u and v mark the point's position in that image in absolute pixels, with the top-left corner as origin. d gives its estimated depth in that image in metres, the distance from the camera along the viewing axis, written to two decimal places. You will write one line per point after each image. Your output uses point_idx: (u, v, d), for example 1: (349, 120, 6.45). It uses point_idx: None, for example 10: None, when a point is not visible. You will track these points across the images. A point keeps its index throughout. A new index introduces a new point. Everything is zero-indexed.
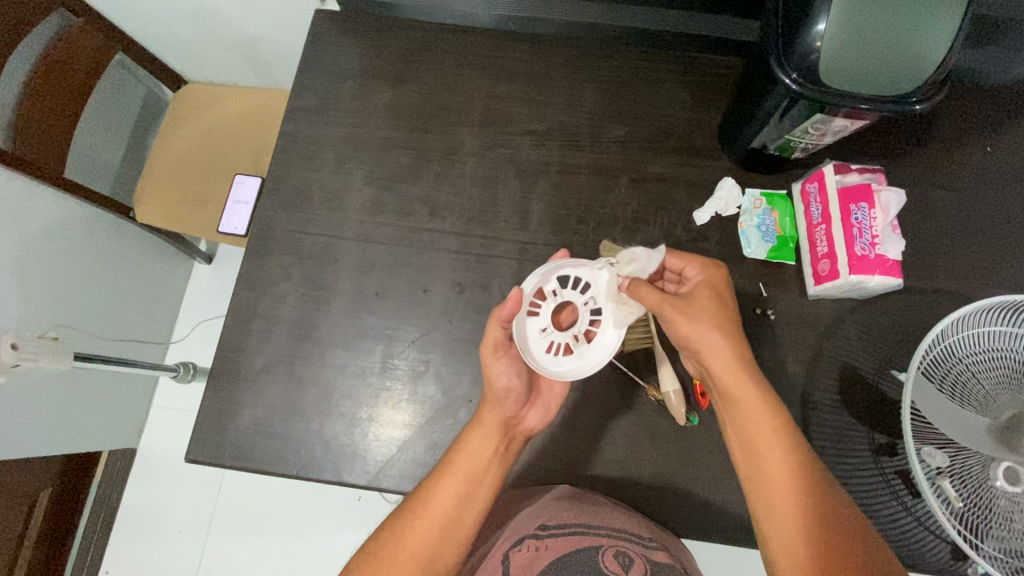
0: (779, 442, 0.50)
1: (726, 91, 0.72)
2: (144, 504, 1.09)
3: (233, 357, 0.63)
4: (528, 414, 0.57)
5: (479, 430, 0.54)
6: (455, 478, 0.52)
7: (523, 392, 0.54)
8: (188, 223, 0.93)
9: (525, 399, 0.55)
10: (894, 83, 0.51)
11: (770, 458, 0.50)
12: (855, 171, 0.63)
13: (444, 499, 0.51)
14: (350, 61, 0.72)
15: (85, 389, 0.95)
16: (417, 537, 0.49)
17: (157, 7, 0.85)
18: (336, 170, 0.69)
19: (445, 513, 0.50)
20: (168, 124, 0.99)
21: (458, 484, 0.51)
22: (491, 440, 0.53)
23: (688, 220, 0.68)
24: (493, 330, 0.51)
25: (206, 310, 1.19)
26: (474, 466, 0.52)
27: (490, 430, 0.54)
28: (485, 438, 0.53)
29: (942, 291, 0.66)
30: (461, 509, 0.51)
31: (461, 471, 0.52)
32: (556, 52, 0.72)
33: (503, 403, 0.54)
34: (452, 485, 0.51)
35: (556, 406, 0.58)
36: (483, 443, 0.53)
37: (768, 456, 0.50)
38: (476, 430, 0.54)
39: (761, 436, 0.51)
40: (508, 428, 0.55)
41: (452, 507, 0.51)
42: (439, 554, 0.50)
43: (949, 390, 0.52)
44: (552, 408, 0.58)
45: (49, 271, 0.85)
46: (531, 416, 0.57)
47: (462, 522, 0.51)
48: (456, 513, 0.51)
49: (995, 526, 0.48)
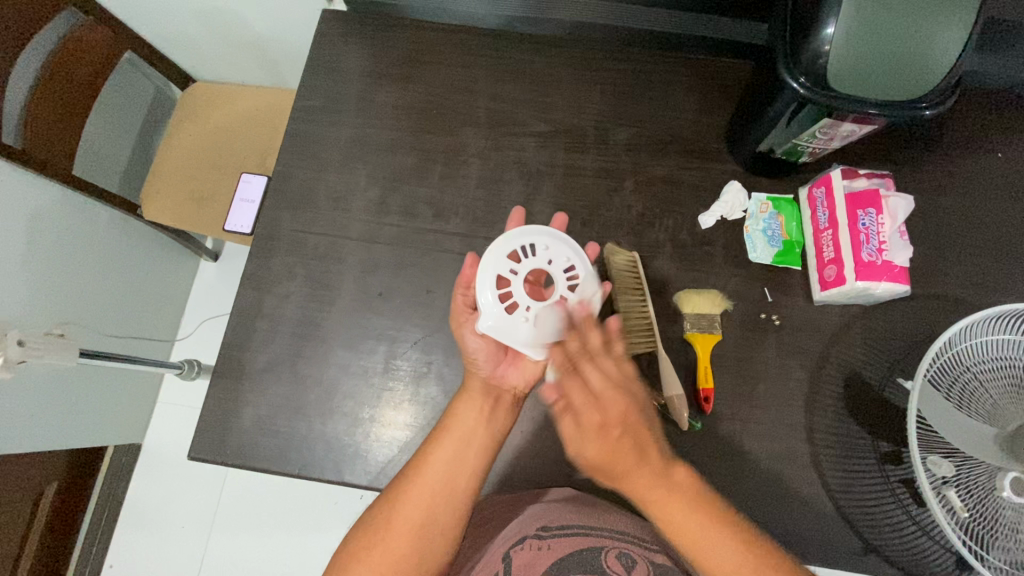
0: (707, 527, 0.43)
1: (733, 92, 0.71)
2: (149, 498, 1.11)
3: (237, 356, 0.64)
4: (506, 373, 0.57)
5: (468, 394, 0.55)
6: (447, 441, 0.52)
7: (495, 351, 0.56)
8: (196, 221, 0.94)
9: (499, 357, 0.57)
10: (899, 88, 0.50)
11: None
12: (862, 176, 0.62)
13: (439, 463, 0.51)
14: (357, 61, 0.72)
15: (94, 385, 0.97)
16: (410, 509, 0.49)
17: (170, 9, 0.86)
18: (342, 171, 0.69)
19: (440, 478, 0.50)
20: (177, 122, 1.00)
21: (453, 446, 0.52)
22: (478, 403, 0.55)
23: (693, 223, 0.67)
24: (457, 296, 0.57)
25: (214, 307, 1.20)
26: (465, 430, 0.53)
27: (475, 395, 0.55)
28: (472, 401, 0.54)
29: (951, 298, 0.65)
30: (455, 470, 0.51)
31: (452, 434, 0.52)
32: (561, 53, 0.72)
33: (478, 364, 0.57)
34: (445, 449, 0.52)
35: (538, 365, 0.57)
36: (470, 407, 0.54)
37: (710, 541, 0.43)
38: (464, 395, 0.55)
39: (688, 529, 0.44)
40: (492, 391, 0.56)
41: (446, 468, 0.51)
42: (433, 520, 0.49)
43: (957, 399, 0.52)
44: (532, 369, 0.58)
45: (57, 270, 0.87)
46: (511, 373, 0.58)
47: (456, 486, 0.51)
48: (450, 474, 0.51)
49: (1000, 537, 0.47)
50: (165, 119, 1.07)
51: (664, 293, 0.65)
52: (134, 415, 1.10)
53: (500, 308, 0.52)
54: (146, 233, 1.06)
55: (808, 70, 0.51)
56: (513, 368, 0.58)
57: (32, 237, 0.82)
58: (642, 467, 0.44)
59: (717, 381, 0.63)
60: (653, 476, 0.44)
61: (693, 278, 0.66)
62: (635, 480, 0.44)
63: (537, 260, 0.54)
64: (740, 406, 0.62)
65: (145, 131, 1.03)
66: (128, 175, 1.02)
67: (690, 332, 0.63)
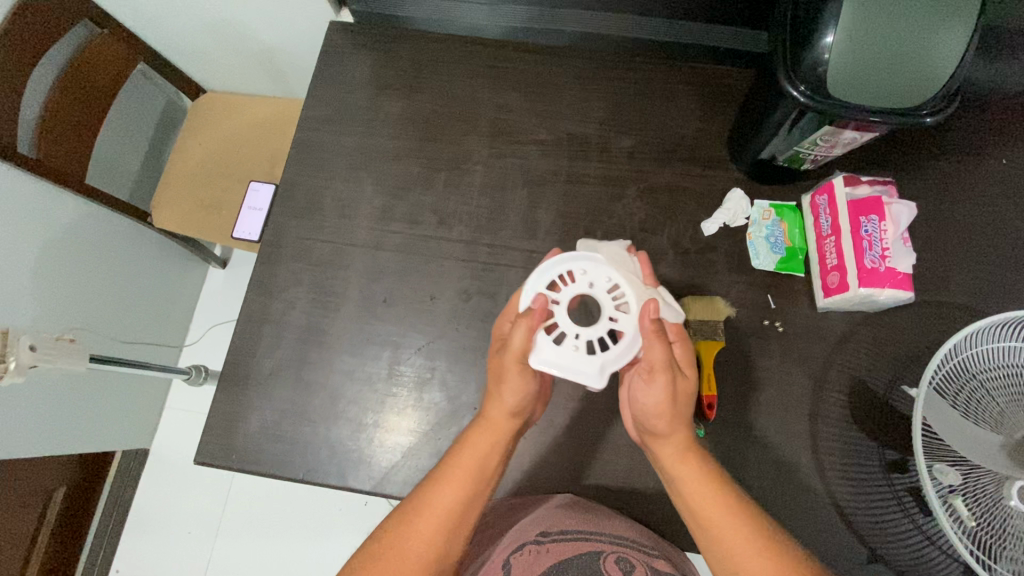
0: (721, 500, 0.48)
1: (735, 100, 0.71)
2: (156, 503, 1.12)
3: (244, 361, 0.65)
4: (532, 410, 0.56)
5: (487, 429, 0.52)
6: (460, 476, 0.50)
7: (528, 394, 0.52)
8: (205, 229, 0.96)
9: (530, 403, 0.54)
10: (900, 96, 0.50)
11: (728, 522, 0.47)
12: (865, 183, 0.62)
13: (450, 498, 0.49)
14: (363, 72, 0.74)
15: (103, 392, 0.98)
16: (418, 541, 0.47)
17: (182, 24, 0.87)
18: (348, 179, 0.70)
19: (450, 512, 0.49)
20: (187, 131, 1.01)
21: (465, 488, 0.49)
22: (499, 440, 0.52)
23: (696, 230, 0.67)
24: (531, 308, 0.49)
25: (221, 314, 1.22)
26: (479, 467, 0.50)
27: (494, 431, 0.52)
28: (489, 437, 0.52)
29: (955, 305, 0.64)
30: (465, 509, 0.49)
31: (466, 470, 0.50)
32: (564, 62, 0.73)
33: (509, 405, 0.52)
34: (455, 484, 0.49)
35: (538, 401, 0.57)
36: (485, 442, 0.51)
37: (721, 524, 0.47)
38: (484, 427, 0.52)
39: (702, 484, 0.49)
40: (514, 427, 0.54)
41: (454, 510, 0.49)
42: (441, 555, 0.48)
43: (963, 407, 0.51)
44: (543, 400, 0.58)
45: (69, 278, 0.88)
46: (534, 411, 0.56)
47: (464, 520, 0.49)
48: (461, 514, 0.49)
49: (1009, 546, 0.47)
50: (175, 129, 1.09)
51: None
52: (143, 420, 1.11)
53: (545, 337, 0.49)
54: (156, 241, 1.07)
55: (808, 78, 0.51)
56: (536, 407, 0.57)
57: (43, 244, 0.83)
58: (673, 439, 0.51)
59: (720, 387, 0.63)
60: (681, 456, 0.51)
61: (695, 284, 0.66)
62: (666, 449, 0.51)
63: (577, 287, 0.51)
64: (743, 413, 0.62)
65: (156, 140, 1.05)
66: (138, 185, 1.04)
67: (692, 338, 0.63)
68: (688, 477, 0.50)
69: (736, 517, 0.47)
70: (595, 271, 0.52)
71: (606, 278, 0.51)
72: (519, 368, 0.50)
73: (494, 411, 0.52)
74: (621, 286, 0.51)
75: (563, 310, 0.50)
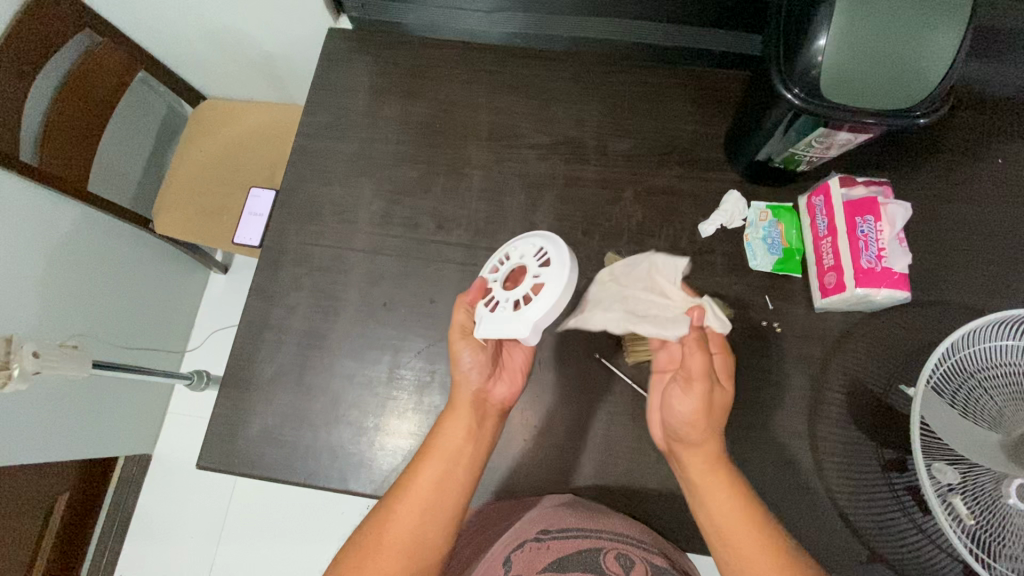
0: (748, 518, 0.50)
1: (731, 102, 0.72)
2: (159, 508, 1.12)
3: (245, 366, 0.65)
4: (495, 387, 0.57)
5: (454, 413, 0.55)
6: (433, 460, 0.52)
7: (489, 365, 0.56)
8: (206, 234, 0.96)
9: (490, 371, 0.57)
10: (894, 98, 0.51)
11: (752, 540, 0.49)
12: (861, 184, 0.63)
13: (425, 481, 0.52)
14: (362, 78, 0.74)
15: (105, 398, 0.99)
16: (399, 526, 0.50)
17: (182, 33, 0.88)
18: (347, 185, 0.71)
19: (427, 495, 0.51)
20: (188, 138, 1.02)
21: (437, 470, 0.52)
22: (465, 421, 0.55)
23: (693, 232, 0.68)
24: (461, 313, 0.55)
25: (222, 319, 1.22)
26: (452, 450, 0.53)
27: (462, 412, 0.55)
28: (459, 419, 0.54)
29: (953, 304, 0.65)
30: (441, 492, 0.52)
31: (439, 453, 0.53)
32: (561, 66, 0.74)
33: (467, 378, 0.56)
34: (430, 468, 0.52)
35: (520, 374, 0.59)
36: (456, 425, 0.54)
37: (744, 541, 0.49)
38: (453, 411, 0.55)
39: (732, 502, 0.50)
40: (480, 405, 0.56)
41: (430, 492, 0.51)
42: (422, 538, 0.50)
43: (961, 404, 0.52)
44: (518, 381, 0.59)
45: (71, 284, 0.89)
46: (498, 389, 0.58)
47: (442, 504, 0.51)
48: (436, 495, 0.51)
49: (1009, 544, 0.47)
50: (176, 135, 1.10)
51: None
52: (146, 425, 1.12)
53: (484, 311, 0.54)
54: (157, 246, 1.08)
55: (802, 82, 0.52)
56: (502, 382, 0.58)
57: (46, 252, 0.84)
58: (707, 450, 0.52)
59: None
60: (712, 469, 0.52)
61: (693, 285, 0.66)
62: (698, 460, 0.52)
63: (512, 262, 0.56)
64: (742, 413, 0.62)
65: (156, 147, 1.06)
66: (139, 191, 1.05)
67: None
68: (714, 491, 0.51)
69: (758, 533, 0.49)
70: (521, 246, 0.56)
71: (532, 247, 0.55)
72: (462, 340, 0.55)
73: (458, 393, 0.56)
74: (547, 249, 0.54)
75: (498, 284, 0.55)
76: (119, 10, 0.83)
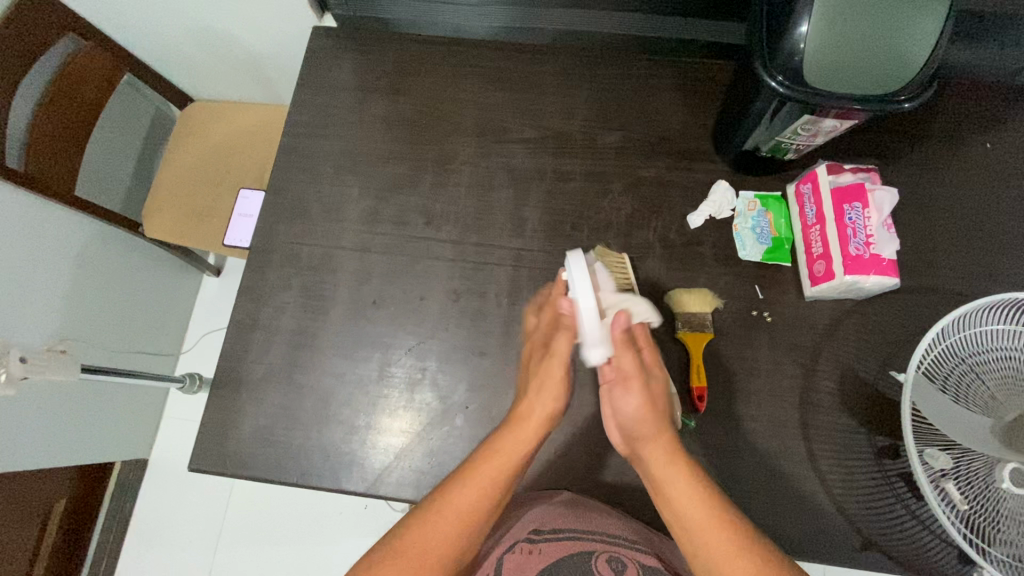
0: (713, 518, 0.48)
1: (718, 92, 0.72)
2: (156, 513, 1.12)
3: (235, 367, 0.65)
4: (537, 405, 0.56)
5: (511, 433, 0.54)
6: (480, 478, 0.51)
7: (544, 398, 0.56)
8: (195, 237, 0.96)
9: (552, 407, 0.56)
10: (877, 83, 0.50)
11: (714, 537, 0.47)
12: (848, 171, 0.63)
13: (467, 498, 0.50)
14: (347, 76, 0.74)
15: (97, 403, 0.98)
16: (435, 537, 0.48)
17: (167, 35, 0.88)
18: (334, 183, 0.71)
19: (469, 513, 0.50)
20: (176, 140, 1.02)
21: (484, 487, 0.51)
22: (518, 445, 0.53)
23: (682, 224, 0.68)
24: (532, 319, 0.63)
25: (216, 321, 1.22)
26: (502, 469, 0.52)
27: (526, 440, 0.54)
28: (520, 443, 0.53)
29: (943, 290, 0.65)
30: (484, 511, 0.50)
31: (487, 472, 0.51)
32: (548, 60, 0.73)
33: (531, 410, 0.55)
34: (476, 484, 0.51)
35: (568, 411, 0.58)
36: (514, 448, 0.53)
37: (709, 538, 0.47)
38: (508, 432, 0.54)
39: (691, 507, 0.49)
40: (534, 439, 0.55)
41: (475, 506, 0.50)
42: (453, 551, 0.48)
43: (954, 391, 0.51)
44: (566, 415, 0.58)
45: (61, 290, 0.89)
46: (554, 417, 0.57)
47: (481, 520, 0.50)
48: (476, 513, 0.50)
49: (1003, 529, 0.47)
50: (165, 138, 1.09)
51: (654, 294, 0.66)
52: (141, 430, 1.11)
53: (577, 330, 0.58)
54: (148, 250, 1.07)
55: (785, 68, 0.51)
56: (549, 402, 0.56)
57: (34, 257, 0.83)
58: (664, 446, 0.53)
59: (710, 379, 0.63)
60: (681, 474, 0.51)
61: (683, 277, 0.66)
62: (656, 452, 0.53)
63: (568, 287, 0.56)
64: (733, 404, 0.62)
65: (145, 150, 1.06)
66: (129, 196, 1.04)
67: (681, 331, 0.63)
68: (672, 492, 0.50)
69: (710, 507, 0.48)
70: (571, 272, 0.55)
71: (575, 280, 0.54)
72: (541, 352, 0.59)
73: (524, 413, 0.55)
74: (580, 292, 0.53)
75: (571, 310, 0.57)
76: (101, 12, 0.83)
